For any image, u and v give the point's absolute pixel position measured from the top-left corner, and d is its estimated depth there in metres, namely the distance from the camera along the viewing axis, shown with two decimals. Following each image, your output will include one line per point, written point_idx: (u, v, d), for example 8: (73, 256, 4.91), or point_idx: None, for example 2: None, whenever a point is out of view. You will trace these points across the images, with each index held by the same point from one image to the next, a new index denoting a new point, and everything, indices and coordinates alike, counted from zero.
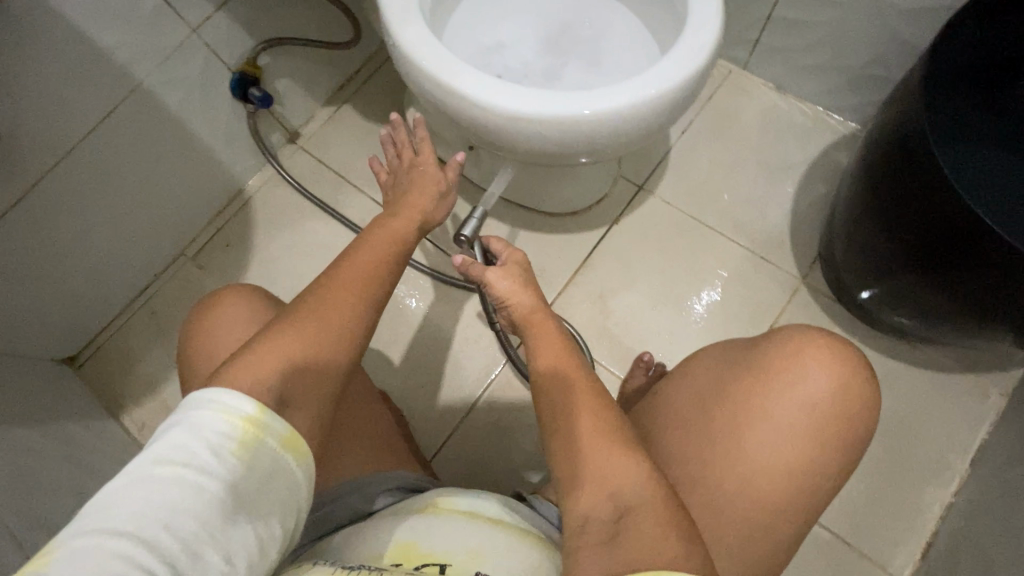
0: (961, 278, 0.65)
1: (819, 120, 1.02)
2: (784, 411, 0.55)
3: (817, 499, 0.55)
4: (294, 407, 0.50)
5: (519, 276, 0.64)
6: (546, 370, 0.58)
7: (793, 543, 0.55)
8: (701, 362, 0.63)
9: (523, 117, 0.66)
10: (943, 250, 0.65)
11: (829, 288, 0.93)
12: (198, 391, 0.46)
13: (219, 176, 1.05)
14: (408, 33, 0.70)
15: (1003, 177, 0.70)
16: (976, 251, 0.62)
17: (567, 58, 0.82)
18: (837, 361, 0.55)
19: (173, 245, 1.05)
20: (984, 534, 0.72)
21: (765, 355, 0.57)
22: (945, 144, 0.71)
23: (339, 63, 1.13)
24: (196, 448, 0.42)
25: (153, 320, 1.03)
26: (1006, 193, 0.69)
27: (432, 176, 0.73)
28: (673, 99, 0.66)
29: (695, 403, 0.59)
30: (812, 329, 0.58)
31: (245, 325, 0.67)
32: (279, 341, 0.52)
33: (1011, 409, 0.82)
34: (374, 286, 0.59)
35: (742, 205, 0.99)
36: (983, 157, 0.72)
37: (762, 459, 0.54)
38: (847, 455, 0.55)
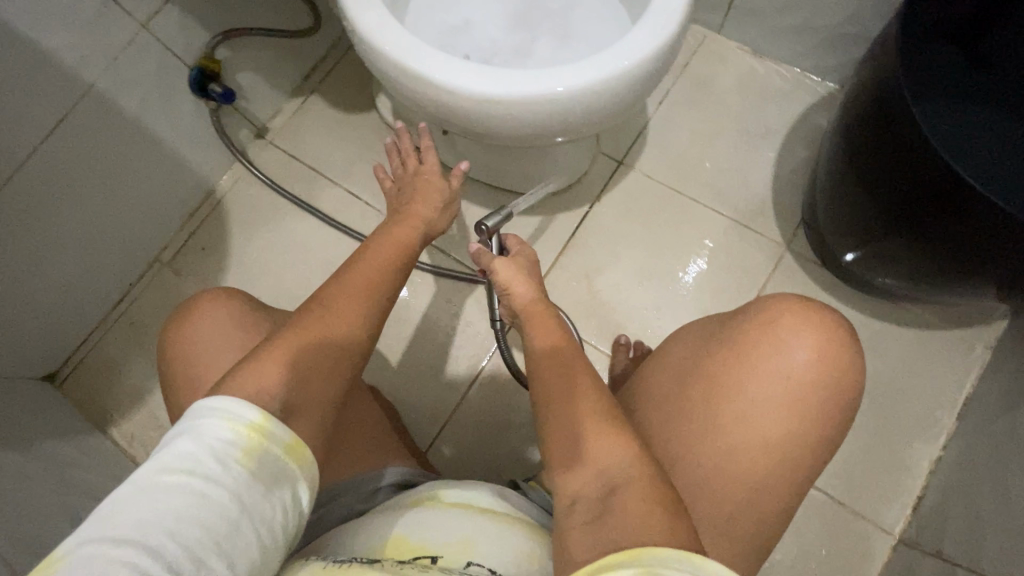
0: (943, 236, 0.65)
1: (798, 82, 1.01)
2: (766, 384, 0.55)
3: (804, 471, 0.55)
4: (300, 414, 0.50)
5: (526, 271, 0.69)
6: (547, 357, 0.60)
7: (785, 517, 0.56)
8: (687, 338, 0.62)
9: (495, 100, 0.64)
10: (923, 208, 0.65)
11: (813, 254, 0.93)
12: (202, 400, 0.46)
13: (187, 178, 1.02)
14: (369, 17, 0.67)
15: (977, 129, 0.70)
16: (955, 208, 0.62)
17: (536, 34, 0.80)
18: (814, 329, 0.55)
19: (146, 252, 1.02)
20: (973, 485, 0.74)
21: (745, 330, 0.57)
22: (920, 100, 0.71)
23: (302, 51, 1.09)
24: (202, 456, 0.42)
25: (133, 331, 1.01)
26: (980, 146, 0.69)
27: (434, 184, 0.72)
28: (647, 71, 0.65)
29: (678, 380, 0.59)
30: (792, 297, 0.58)
31: (226, 331, 0.65)
32: (282, 349, 0.52)
33: (995, 361, 0.83)
34: (379, 292, 0.60)
35: (723, 174, 0.98)
36: (957, 110, 0.71)
37: (749, 433, 0.54)
38: (830, 425, 0.55)
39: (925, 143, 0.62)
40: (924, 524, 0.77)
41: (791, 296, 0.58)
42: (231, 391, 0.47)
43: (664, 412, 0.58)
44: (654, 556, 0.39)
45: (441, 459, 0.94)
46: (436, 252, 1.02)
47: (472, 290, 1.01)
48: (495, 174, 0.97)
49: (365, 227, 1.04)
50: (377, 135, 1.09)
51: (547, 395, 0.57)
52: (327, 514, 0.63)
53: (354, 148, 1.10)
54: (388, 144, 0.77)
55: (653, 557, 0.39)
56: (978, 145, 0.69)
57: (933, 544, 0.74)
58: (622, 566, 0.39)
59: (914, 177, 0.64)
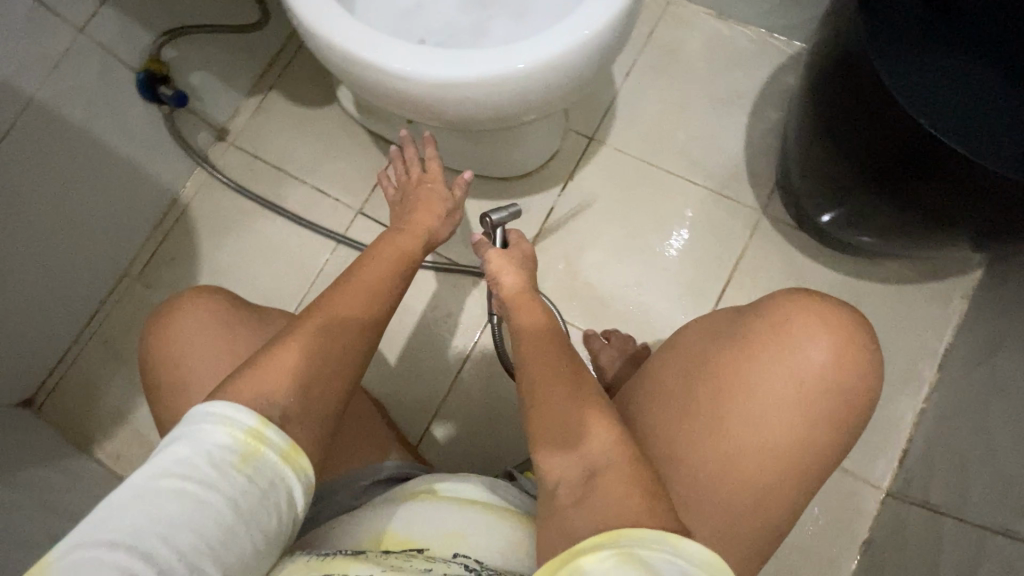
0: (926, 199, 0.64)
1: (764, 42, 0.99)
2: (773, 386, 0.54)
3: (807, 476, 0.54)
4: (298, 420, 0.48)
5: (518, 262, 0.68)
6: (529, 349, 0.59)
7: (788, 520, 0.55)
8: (690, 334, 0.62)
9: (454, 83, 0.62)
10: (902, 172, 0.64)
11: (789, 217, 0.92)
12: (202, 404, 0.45)
13: (148, 187, 0.98)
14: (314, 7, 0.64)
15: (944, 83, 0.71)
16: (937, 173, 0.61)
17: (492, 11, 0.77)
18: (828, 330, 0.54)
19: (113, 267, 0.99)
20: (955, 434, 0.75)
21: (753, 329, 0.56)
22: (887, 51, 0.70)
23: (255, 47, 1.05)
24: (198, 461, 0.41)
25: (108, 349, 0.98)
26: (946, 98, 0.70)
27: (438, 195, 0.70)
28: (606, 41, 0.63)
29: (685, 376, 0.58)
30: (808, 295, 0.56)
31: (211, 329, 0.64)
32: (281, 357, 0.50)
33: (972, 310, 0.84)
34: (383, 297, 0.58)
35: (696, 143, 0.96)
36: (925, 62, 0.71)
37: (754, 436, 0.53)
38: (836, 430, 0.54)
39: (893, 105, 0.61)
40: (911, 476, 0.78)
41: (804, 292, 0.57)
42: (232, 397, 0.46)
43: (671, 403, 0.57)
44: (633, 538, 0.41)
45: (433, 451, 0.94)
46: None
47: (451, 280, 0.99)
48: (472, 162, 0.92)
49: (337, 224, 1.02)
50: (340, 128, 1.06)
51: (536, 377, 0.56)
52: (322, 511, 0.62)
53: (318, 142, 1.06)
54: (393, 151, 0.74)
55: (632, 539, 0.41)
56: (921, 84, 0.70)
57: (920, 495, 0.75)
58: (601, 548, 0.40)
59: (886, 141, 0.63)
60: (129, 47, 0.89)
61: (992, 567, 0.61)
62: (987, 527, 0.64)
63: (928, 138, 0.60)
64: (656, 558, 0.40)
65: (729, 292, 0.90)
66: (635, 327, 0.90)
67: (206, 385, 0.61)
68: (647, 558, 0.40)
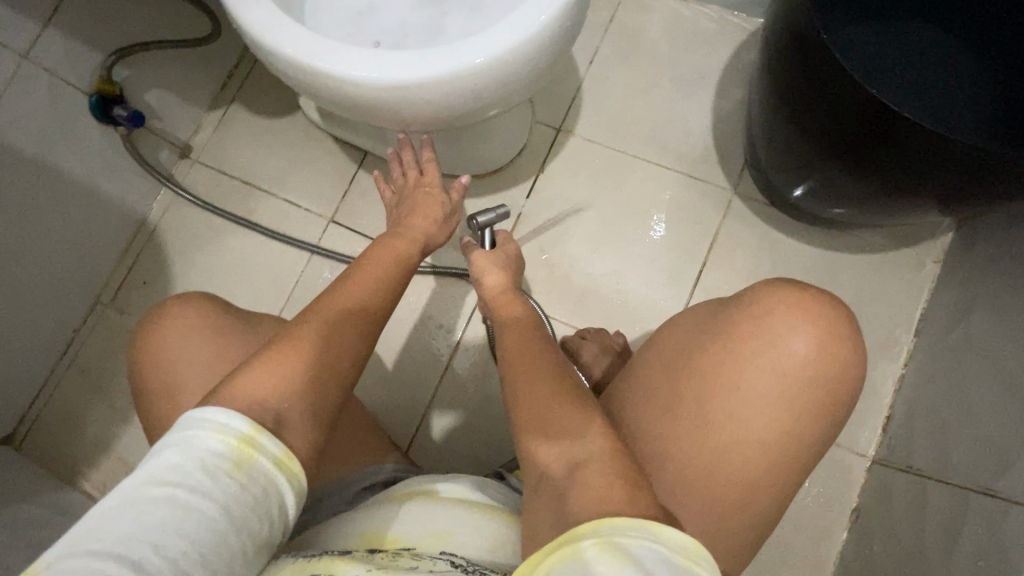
0: (892, 172, 0.65)
1: (724, 20, 0.98)
2: (756, 382, 0.53)
3: (791, 469, 0.54)
4: (291, 426, 0.47)
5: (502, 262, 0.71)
6: (512, 348, 0.60)
7: (775, 512, 0.55)
8: (677, 327, 0.61)
9: (412, 84, 0.61)
10: (864, 147, 0.64)
11: (760, 195, 0.92)
12: (195, 410, 0.44)
13: (112, 212, 0.96)
14: (259, 16, 0.62)
15: (893, 58, 0.77)
16: (898, 147, 0.62)
17: (445, 7, 0.76)
18: (809, 321, 0.54)
19: (84, 295, 0.97)
20: (933, 397, 0.76)
21: (735, 323, 0.56)
22: (839, 27, 0.77)
23: (210, 60, 1.03)
24: (190, 468, 0.40)
25: (86, 378, 0.97)
26: (893, 73, 0.77)
27: (436, 199, 0.71)
28: (558, 30, 0.62)
29: (670, 372, 0.58)
30: (789, 286, 0.56)
31: (196, 336, 0.62)
32: (269, 363, 0.49)
33: (945, 275, 0.85)
34: (376, 304, 0.58)
35: (663, 127, 0.96)
36: (878, 37, 0.78)
37: (739, 430, 0.53)
38: (822, 423, 0.54)
39: (850, 82, 0.61)
40: (895, 442, 0.79)
41: (784, 283, 0.57)
42: (226, 402, 0.45)
43: (658, 399, 0.57)
44: (613, 527, 0.40)
45: (422, 455, 0.93)
46: None
47: (429, 282, 0.98)
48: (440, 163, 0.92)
49: (309, 234, 1.00)
50: (305, 137, 1.04)
51: (523, 372, 0.56)
52: (308, 523, 0.62)
53: (282, 153, 1.04)
54: (389, 153, 0.75)
55: (611, 527, 0.40)
56: (886, 71, 0.77)
57: (904, 460, 0.76)
58: (581, 538, 0.40)
59: (847, 118, 0.63)
60: (77, 70, 0.89)
61: (976, 526, 0.62)
62: (969, 486, 0.65)
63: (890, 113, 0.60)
64: (634, 546, 0.39)
65: (706, 274, 0.91)
66: (615, 315, 0.90)
67: (186, 407, 0.60)
68: (626, 546, 0.39)
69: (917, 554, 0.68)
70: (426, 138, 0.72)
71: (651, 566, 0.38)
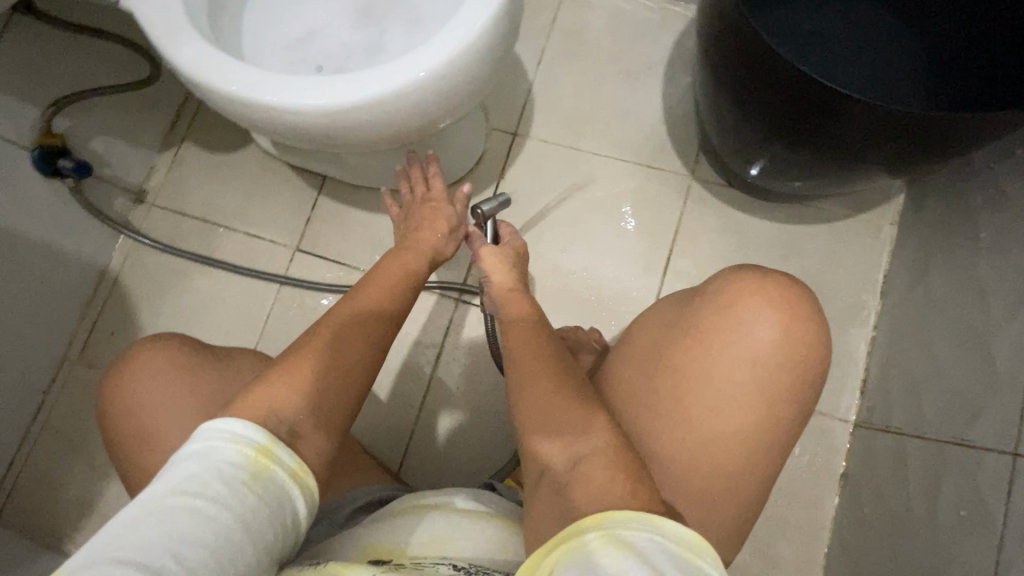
0: (838, 143, 0.66)
1: (663, 11, 1.00)
2: (726, 371, 0.54)
3: (775, 453, 0.55)
4: (305, 437, 0.48)
5: (508, 256, 0.69)
6: (515, 346, 0.59)
7: (763, 496, 0.56)
8: (647, 322, 0.63)
9: (359, 106, 0.60)
10: (806, 123, 0.66)
11: (718, 177, 0.94)
12: (208, 422, 0.44)
13: (71, 265, 0.94)
14: (192, 56, 0.61)
15: (822, 35, 0.79)
16: (838, 120, 0.63)
17: (384, 25, 0.76)
18: (772, 304, 0.54)
19: (51, 354, 0.95)
20: (904, 355, 0.78)
21: (698, 315, 0.57)
22: (767, 10, 0.79)
23: (156, 101, 1.02)
24: (209, 478, 0.40)
25: (62, 439, 0.94)
26: (825, 49, 0.79)
27: (444, 213, 0.70)
28: (494, 38, 0.62)
29: (644, 369, 0.59)
30: (751, 274, 0.57)
31: (168, 377, 0.61)
32: (270, 388, 0.49)
33: (902, 235, 0.87)
34: (380, 322, 0.57)
35: (616, 120, 0.97)
36: (806, 16, 0.80)
37: (715, 420, 0.54)
38: (797, 403, 0.54)
39: (782, 64, 0.62)
40: (872, 404, 0.80)
41: (747, 270, 0.57)
42: (241, 415, 0.45)
43: (638, 395, 0.58)
44: (615, 520, 0.40)
45: (414, 474, 0.93)
46: (357, 272, 0.98)
47: None
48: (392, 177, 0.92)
49: (276, 265, 0.99)
50: (261, 168, 1.03)
51: (524, 367, 0.57)
52: None
53: (240, 186, 1.02)
54: (398, 170, 0.76)
55: (614, 520, 0.40)
56: (825, 48, 0.79)
57: (883, 421, 0.77)
58: (586, 531, 0.40)
59: (788, 97, 0.64)
60: (16, 126, 0.86)
61: (954, 478, 0.63)
62: (944, 440, 0.66)
63: (829, 92, 0.61)
64: (635, 537, 0.39)
65: (674, 261, 0.92)
66: (591, 311, 0.91)
67: (165, 457, 0.59)
68: (628, 539, 0.39)
69: (905, 512, 0.69)
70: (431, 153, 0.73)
71: (653, 555, 0.37)
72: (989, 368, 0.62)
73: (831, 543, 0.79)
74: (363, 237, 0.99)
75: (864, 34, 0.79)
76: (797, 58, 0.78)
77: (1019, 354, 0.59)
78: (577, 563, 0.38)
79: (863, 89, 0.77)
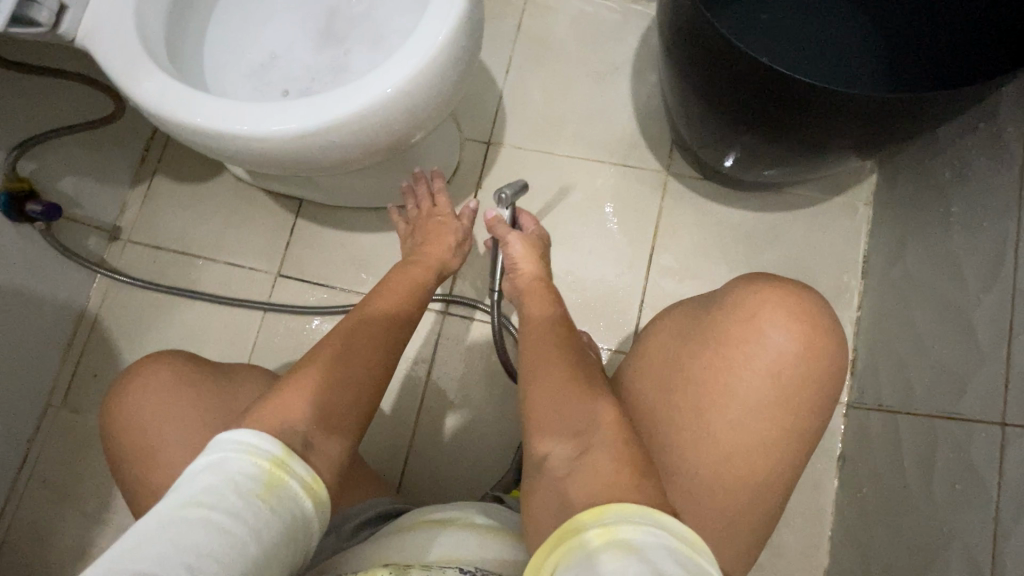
0: (809, 131, 0.67)
1: (626, 10, 1.01)
2: (748, 386, 0.54)
3: (790, 465, 0.56)
4: (317, 449, 0.47)
5: (534, 245, 0.71)
6: (527, 343, 0.61)
7: (779, 507, 0.57)
8: (661, 333, 0.63)
9: (327, 128, 0.59)
10: (776, 113, 0.66)
11: (693, 171, 0.94)
12: (223, 433, 0.44)
13: (49, 310, 0.92)
14: (154, 91, 0.60)
15: (780, 26, 0.81)
16: (807, 110, 0.63)
17: (347, 45, 0.76)
18: (793, 318, 0.55)
19: (34, 402, 0.93)
20: (889, 333, 0.78)
21: (719, 328, 0.57)
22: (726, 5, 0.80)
23: (124, 137, 1.01)
24: (224, 490, 0.39)
25: (50, 487, 0.92)
26: (786, 40, 0.80)
27: (450, 227, 0.74)
28: (457, 50, 0.62)
29: (662, 384, 0.59)
30: (769, 286, 0.57)
31: (165, 400, 0.60)
32: (282, 400, 0.49)
33: (877, 214, 0.88)
34: (395, 330, 0.59)
35: (588, 121, 0.98)
36: (764, 9, 0.81)
37: (736, 435, 0.54)
38: (816, 415, 0.55)
39: (746, 58, 0.62)
40: (862, 384, 0.81)
41: (763, 281, 0.58)
42: (258, 426, 0.45)
43: (656, 410, 0.58)
44: (617, 513, 0.40)
45: (414, 492, 0.91)
46: (341, 293, 0.97)
47: None
48: (370, 194, 0.91)
49: (258, 292, 0.98)
50: (236, 196, 1.02)
51: (537, 361, 0.57)
52: None
53: (215, 216, 1.01)
54: (405, 186, 0.79)
55: (616, 514, 0.40)
56: (786, 38, 0.80)
57: (874, 400, 0.78)
58: (586, 528, 0.39)
59: (755, 89, 0.65)
60: None
61: (947, 452, 0.64)
62: (934, 414, 0.67)
63: (796, 85, 0.61)
64: (636, 532, 0.38)
65: (656, 257, 0.92)
66: (578, 313, 0.91)
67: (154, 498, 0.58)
68: (630, 536, 0.38)
69: (901, 490, 0.70)
70: (437, 169, 0.78)
71: (654, 551, 0.37)
72: (972, 340, 0.63)
73: (834, 526, 0.79)
74: (344, 257, 0.98)
75: (826, 23, 0.80)
76: (759, 50, 0.79)
77: (999, 326, 0.60)
78: (579, 560, 0.37)
79: (826, 75, 0.78)
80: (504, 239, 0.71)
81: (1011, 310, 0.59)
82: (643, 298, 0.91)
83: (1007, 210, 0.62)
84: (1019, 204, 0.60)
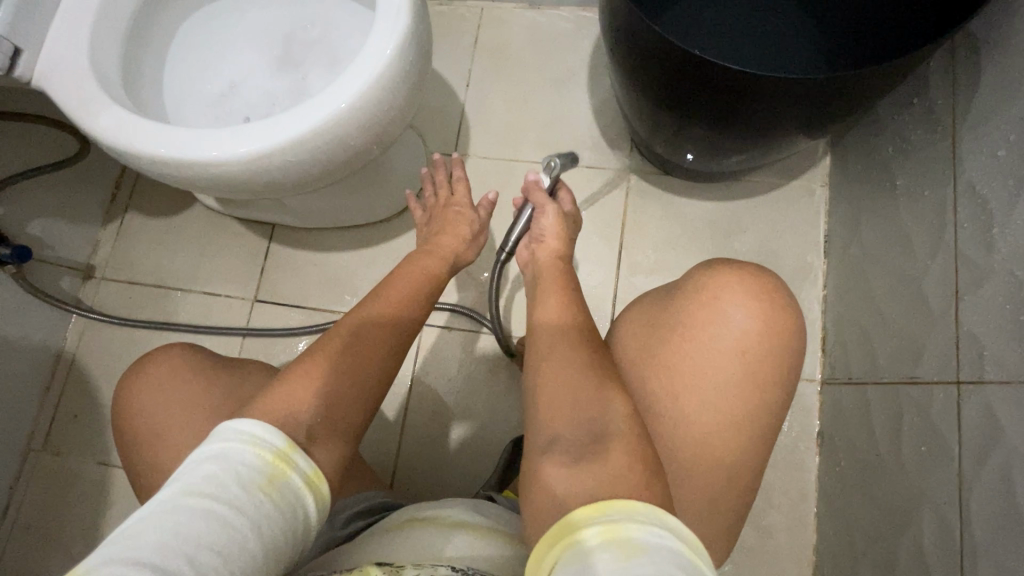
0: (753, 117, 0.69)
1: (578, 16, 1.04)
2: (715, 368, 0.56)
3: (763, 441, 0.57)
4: (321, 441, 0.48)
5: (564, 225, 0.70)
6: (537, 323, 0.60)
7: (756, 482, 0.58)
8: (630, 321, 0.63)
9: (285, 146, 0.61)
10: (721, 104, 0.69)
11: (654, 167, 0.97)
12: (227, 421, 0.44)
13: (24, 353, 0.92)
14: (111, 124, 0.61)
15: (721, 23, 0.84)
16: (749, 98, 0.66)
17: (306, 67, 0.78)
18: (752, 297, 0.56)
19: (13, 448, 0.92)
20: (852, 307, 0.80)
21: (685, 314, 0.58)
22: (666, 8, 0.83)
23: (95, 176, 1.02)
24: (228, 480, 0.39)
25: (34, 532, 0.91)
26: (727, 36, 0.83)
27: (466, 218, 0.72)
28: (407, 63, 0.63)
29: (636, 372, 0.59)
30: (728, 267, 0.58)
31: (164, 405, 0.59)
32: (284, 392, 0.49)
33: (834, 195, 0.90)
34: (402, 322, 0.59)
35: (549, 126, 1.00)
36: (704, 8, 0.84)
37: (709, 416, 0.56)
38: (782, 390, 0.57)
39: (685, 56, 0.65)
40: (833, 359, 0.83)
41: (721, 264, 0.59)
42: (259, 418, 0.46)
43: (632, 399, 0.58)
44: (620, 511, 0.40)
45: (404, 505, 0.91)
46: (318, 312, 0.97)
47: None
48: (340, 213, 0.93)
49: (236, 319, 0.98)
50: (208, 224, 1.03)
51: (545, 351, 0.56)
52: None
53: (188, 247, 1.02)
54: (423, 173, 0.78)
55: (620, 511, 0.40)
56: (727, 34, 0.83)
57: (844, 373, 0.79)
58: (588, 523, 0.40)
59: (698, 83, 0.67)
60: None
61: (911, 416, 0.65)
62: (897, 381, 0.68)
63: (738, 77, 0.64)
64: (640, 532, 0.38)
65: (624, 252, 0.94)
66: None
67: None
68: (636, 535, 0.38)
69: (874, 458, 0.71)
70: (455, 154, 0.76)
71: (660, 552, 0.37)
72: (924, 306, 0.65)
73: (818, 501, 0.81)
74: (319, 277, 0.99)
75: (768, 16, 0.83)
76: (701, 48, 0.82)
77: (946, 289, 0.62)
78: (575, 556, 0.38)
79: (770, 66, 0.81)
80: (540, 207, 0.71)
81: (955, 274, 0.61)
82: (614, 295, 0.92)
83: (945, 180, 0.65)
84: (954, 172, 0.63)
